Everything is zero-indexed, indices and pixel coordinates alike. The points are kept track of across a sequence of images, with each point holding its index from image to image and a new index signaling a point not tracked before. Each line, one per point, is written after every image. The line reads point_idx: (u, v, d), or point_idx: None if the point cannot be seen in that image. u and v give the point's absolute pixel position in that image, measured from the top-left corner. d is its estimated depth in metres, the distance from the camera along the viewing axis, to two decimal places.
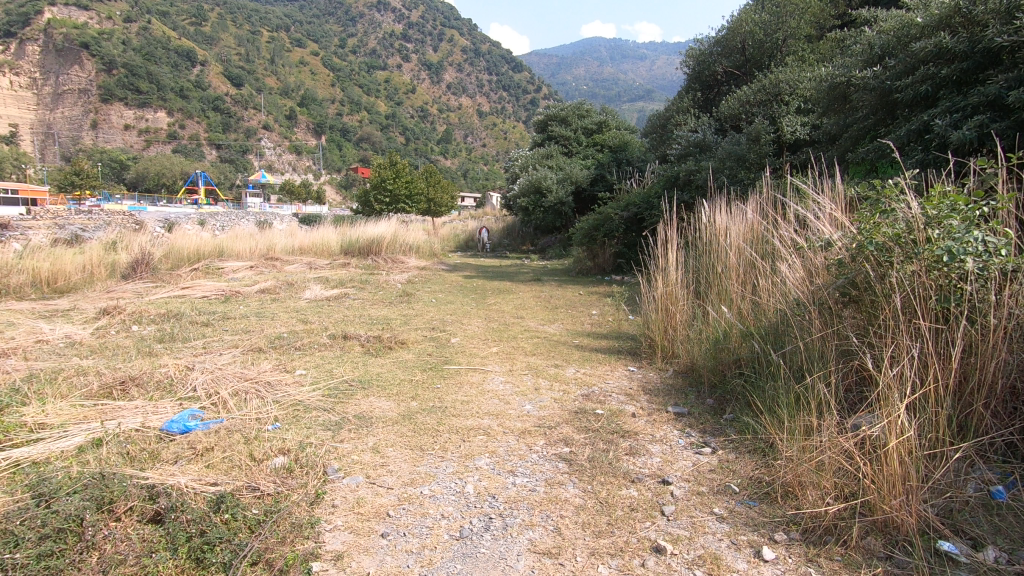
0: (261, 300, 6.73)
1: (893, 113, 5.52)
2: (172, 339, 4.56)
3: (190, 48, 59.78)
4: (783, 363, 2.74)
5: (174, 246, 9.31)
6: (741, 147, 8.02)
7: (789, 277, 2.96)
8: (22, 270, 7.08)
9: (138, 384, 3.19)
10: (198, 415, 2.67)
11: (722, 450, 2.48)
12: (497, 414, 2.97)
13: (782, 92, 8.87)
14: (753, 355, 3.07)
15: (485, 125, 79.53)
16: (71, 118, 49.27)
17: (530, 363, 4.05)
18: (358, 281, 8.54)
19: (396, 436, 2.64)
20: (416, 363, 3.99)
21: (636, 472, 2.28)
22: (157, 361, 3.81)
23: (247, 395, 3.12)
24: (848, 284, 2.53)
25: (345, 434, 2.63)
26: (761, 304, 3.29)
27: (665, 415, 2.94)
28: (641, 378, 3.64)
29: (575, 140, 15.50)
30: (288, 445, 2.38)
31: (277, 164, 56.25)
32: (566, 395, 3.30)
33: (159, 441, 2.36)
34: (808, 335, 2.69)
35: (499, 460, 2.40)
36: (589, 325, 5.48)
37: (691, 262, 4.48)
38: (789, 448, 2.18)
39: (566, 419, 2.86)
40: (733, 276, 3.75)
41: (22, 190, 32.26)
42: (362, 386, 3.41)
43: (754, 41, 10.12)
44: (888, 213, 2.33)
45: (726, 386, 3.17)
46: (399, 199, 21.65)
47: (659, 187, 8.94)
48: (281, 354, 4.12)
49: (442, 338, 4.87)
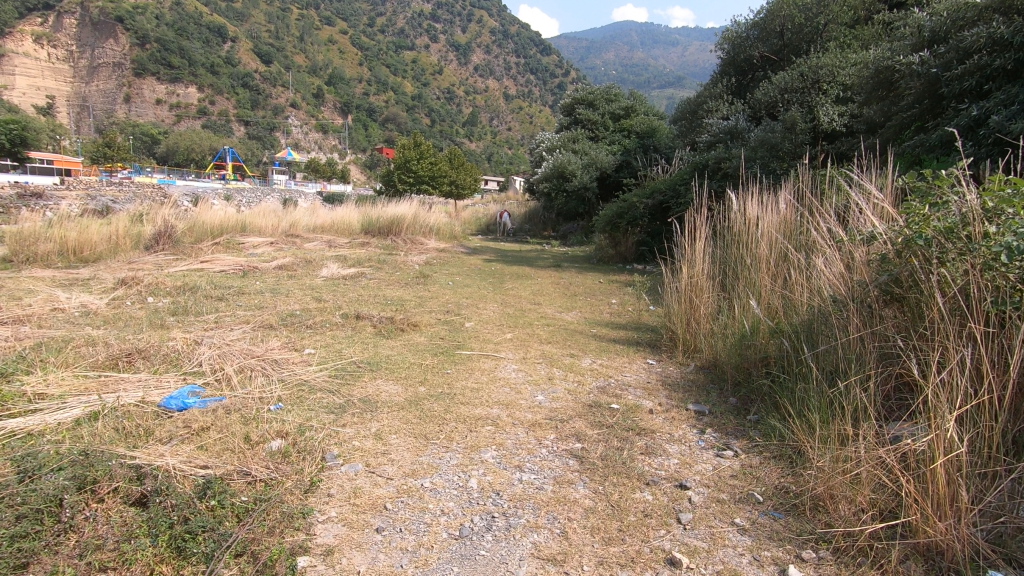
0: (277, 276, 6.68)
1: (941, 104, 5.19)
2: (185, 312, 4.53)
3: (221, 25, 60.46)
4: (815, 363, 2.55)
5: (198, 220, 9.33)
6: (776, 135, 7.69)
7: (825, 273, 2.76)
8: (50, 238, 7.19)
9: (143, 357, 3.14)
10: (197, 392, 2.58)
11: (746, 454, 2.31)
12: (507, 404, 2.85)
13: (821, 78, 8.41)
14: (783, 353, 2.88)
15: (511, 108, 78.75)
16: (105, 91, 50.15)
17: (546, 351, 3.91)
18: (376, 260, 8.48)
19: (401, 422, 2.54)
20: (428, 347, 3.89)
21: (652, 474, 2.13)
22: (167, 334, 3.76)
23: (252, 372, 3.05)
24: (892, 281, 2.35)
25: (347, 419, 2.54)
26: (794, 300, 3.08)
27: (684, 414, 2.78)
28: (659, 373, 3.48)
29: (602, 125, 15.14)
30: (286, 427, 2.28)
31: (304, 142, 56.55)
32: (581, 387, 3.15)
33: (155, 417, 2.28)
34: (844, 333, 2.50)
35: (506, 453, 2.27)
36: (608, 314, 5.31)
37: (718, 252, 4.27)
38: (819, 456, 2.02)
39: (579, 413, 2.72)
40: (762, 269, 3.55)
41: (58, 161, 33.09)
42: (370, 367, 3.32)
43: (794, 25, 9.68)
44: (942, 206, 2.17)
45: (750, 385, 2.99)
46: (422, 180, 21.46)
47: (686, 174, 8.68)
48: (292, 332, 4.04)
49: (456, 321, 4.75)
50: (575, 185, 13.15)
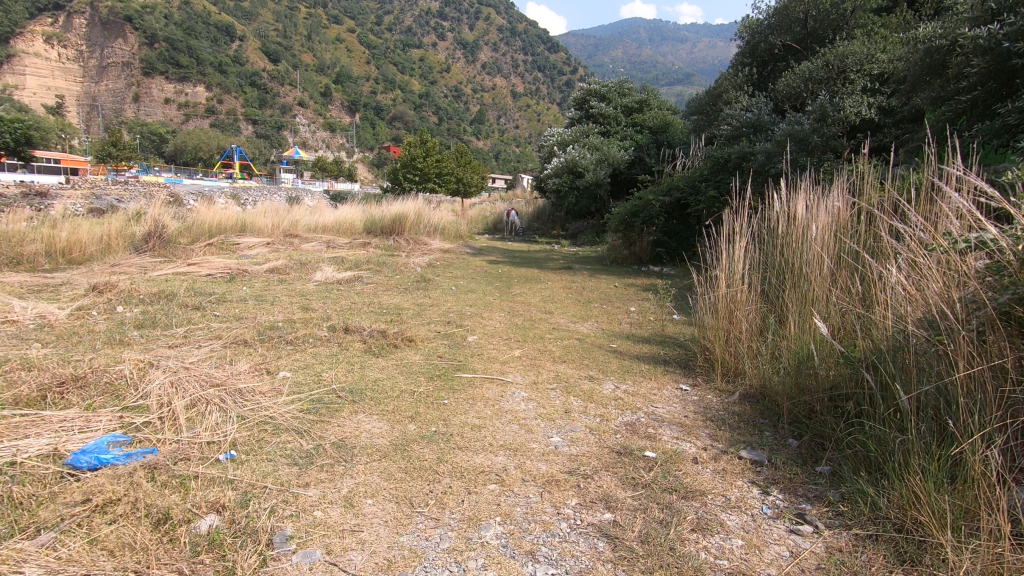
0: (267, 281, 6.15)
1: (1009, 83, 4.60)
2: (152, 325, 4.01)
3: (229, 25, 60.84)
4: (911, 409, 1.98)
5: (194, 220, 8.87)
6: (806, 127, 7.07)
7: (905, 288, 2.21)
8: (35, 239, 6.75)
9: (80, 387, 2.62)
10: (120, 442, 2.03)
11: (829, 530, 1.77)
12: (515, 449, 2.30)
13: (848, 67, 7.80)
14: (856, 388, 2.32)
15: (520, 108, 78.49)
16: (114, 91, 50.04)
17: (560, 373, 3.36)
18: (375, 262, 7.91)
19: (382, 478, 2.00)
20: (422, 368, 3.34)
21: (711, 567, 1.57)
22: (121, 353, 3.24)
23: (206, 407, 2.51)
24: (1015, 302, 1.77)
25: (313, 475, 1.99)
26: (867, 320, 2.50)
27: (738, 465, 2.21)
28: (696, 403, 2.92)
29: (614, 118, 14.51)
30: (224, 496, 1.74)
31: (311, 142, 56.37)
32: (604, 424, 2.59)
33: (56, 481, 1.74)
34: (945, 367, 1.94)
35: (515, 531, 1.72)
36: (627, 325, 4.74)
37: (759, 257, 3.69)
38: (957, 561, 1.50)
39: (605, 464, 2.17)
40: (817, 278, 2.98)
41: (66, 161, 33.00)
42: (351, 398, 2.76)
43: (817, 12, 9.02)
44: None
45: (816, 425, 2.45)
46: (429, 178, 20.92)
47: (706, 171, 8.07)
48: (268, 350, 3.52)
49: (457, 335, 4.20)
50: (587, 182, 12.51)
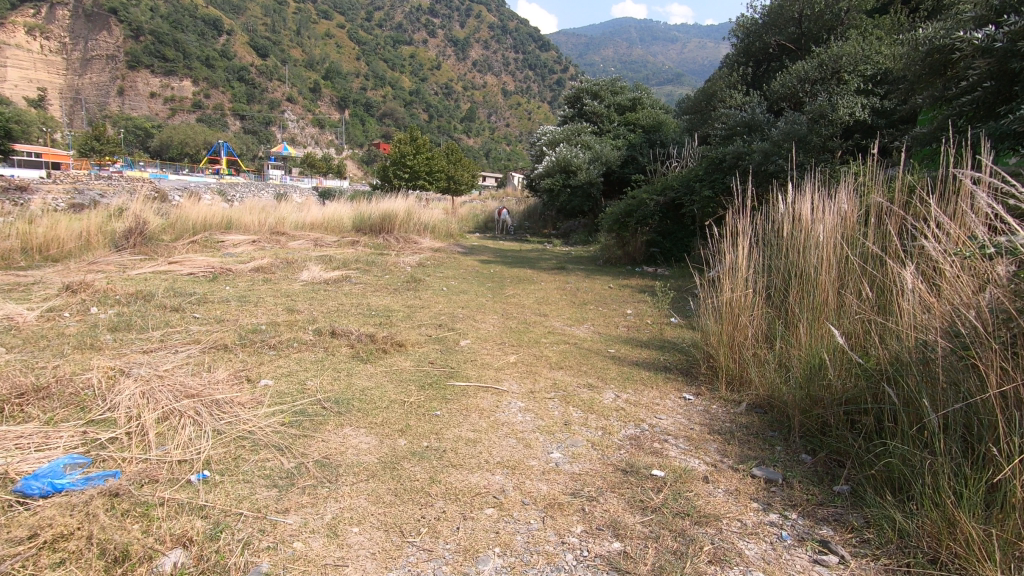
0: (251, 281, 5.93)
1: (1011, 83, 4.49)
2: (127, 328, 3.79)
3: (217, 18, 59.97)
4: (940, 427, 1.84)
5: (177, 216, 8.60)
6: (802, 126, 6.97)
7: (926, 297, 2.06)
8: (9, 235, 6.46)
9: (42, 398, 2.42)
10: (79, 463, 1.84)
11: (857, 560, 1.63)
12: (513, 466, 2.14)
13: (843, 67, 7.72)
14: (875, 403, 2.19)
15: (510, 105, 78.32)
16: (98, 83, 49.09)
17: (557, 381, 3.20)
18: (364, 261, 7.71)
19: (368, 503, 1.83)
20: (413, 376, 3.16)
21: None
22: (90, 360, 3.04)
23: (179, 420, 2.32)
24: None
25: (294, 499, 1.81)
26: (883, 328, 2.36)
27: (752, 485, 2.06)
28: (702, 414, 2.78)
29: (607, 117, 14.42)
30: (194, 527, 1.57)
31: (300, 138, 55.76)
32: (606, 438, 2.44)
33: (3, 511, 1.56)
34: (973, 383, 1.81)
35: (515, 564, 1.57)
36: (625, 328, 4.59)
37: (763, 259, 3.55)
38: None
39: (610, 485, 2.02)
40: (826, 283, 2.84)
41: (48, 153, 32.25)
42: (337, 410, 2.59)
43: (812, 11, 8.93)
44: None
45: (833, 440, 2.32)
46: (419, 175, 20.68)
47: (701, 171, 7.95)
48: (249, 356, 3.33)
49: (449, 339, 4.03)
50: (580, 180, 12.37)
